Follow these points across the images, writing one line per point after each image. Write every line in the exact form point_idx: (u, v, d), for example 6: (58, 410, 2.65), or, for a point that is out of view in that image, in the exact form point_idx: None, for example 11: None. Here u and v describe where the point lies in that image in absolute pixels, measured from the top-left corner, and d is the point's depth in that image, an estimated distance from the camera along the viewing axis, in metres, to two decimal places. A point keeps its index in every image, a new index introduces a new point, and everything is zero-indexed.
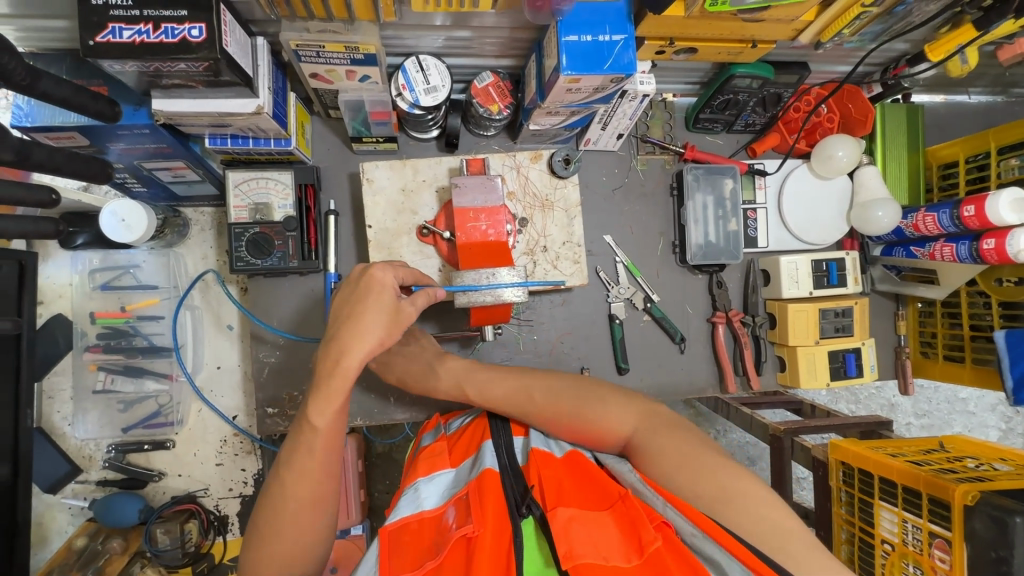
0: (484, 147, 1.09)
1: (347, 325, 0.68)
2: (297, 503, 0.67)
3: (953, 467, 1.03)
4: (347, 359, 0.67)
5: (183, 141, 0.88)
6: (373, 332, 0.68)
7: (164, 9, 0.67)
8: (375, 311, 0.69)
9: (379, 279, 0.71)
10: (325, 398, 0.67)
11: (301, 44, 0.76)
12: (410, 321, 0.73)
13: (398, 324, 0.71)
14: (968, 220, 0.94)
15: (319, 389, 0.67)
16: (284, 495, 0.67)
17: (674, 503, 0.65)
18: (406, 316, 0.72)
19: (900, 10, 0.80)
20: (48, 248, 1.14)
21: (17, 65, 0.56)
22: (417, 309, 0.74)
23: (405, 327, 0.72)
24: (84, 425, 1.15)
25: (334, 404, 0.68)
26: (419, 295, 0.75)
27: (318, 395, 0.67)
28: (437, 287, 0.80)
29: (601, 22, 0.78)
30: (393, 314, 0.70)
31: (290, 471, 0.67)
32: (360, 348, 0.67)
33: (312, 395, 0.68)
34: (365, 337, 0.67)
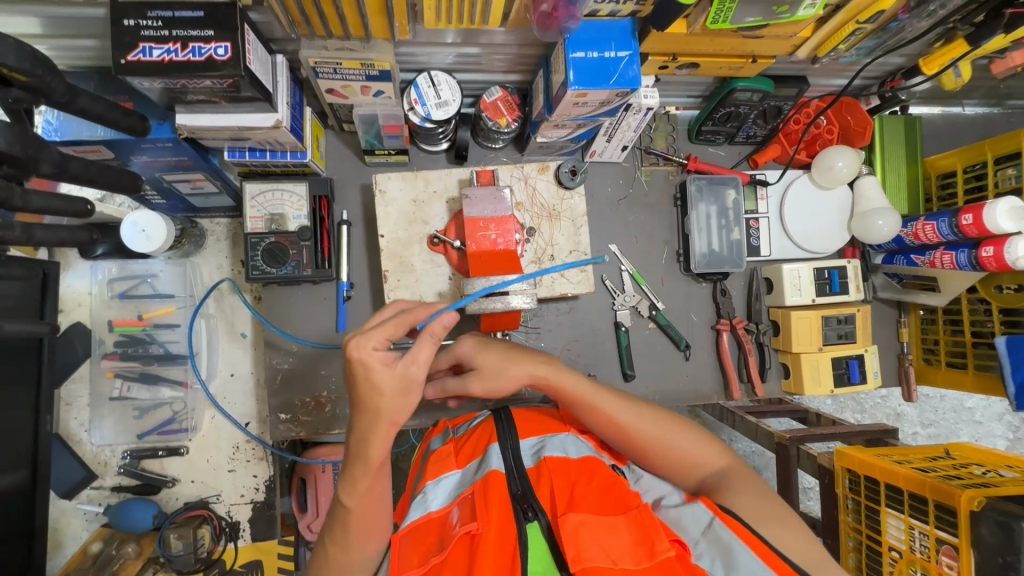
0: (493, 159, 1.12)
1: (360, 411, 0.67)
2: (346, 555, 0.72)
3: (959, 473, 1.04)
4: (369, 447, 0.68)
5: (204, 155, 0.92)
6: (387, 413, 0.66)
7: (192, 30, 0.70)
8: (376, 392, 0.65)
9: (360, 358, 0.64)
10: (354, 479, 0.70)
11: (320, 61, 0.80)
12: (422, 379, 0.67)
13: (406, 391, 0.66)
14: (967, 228, 0.96)
15: (347, 474, 0.70)
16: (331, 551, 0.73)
17: (721, 517, 0.67)
18: (414, 379, 0.66)
19: (894, 26, 0.83)
20: (68, 257, 1.17)
21: (58, 83, 0.59)
22: (424, 363, 0.67)
23: (416, 390, 0.67)
24: (101, 431, 1.17)
25: (362, 486, 0.70)
26: (422, 344, 0.67)
27: (345, 476, 0.71)
28: (443, 317, 0.68)
29: (606, 39, 0.81)
30: (402, 389, 0.66)
31: (334, 538, 0.73)
32: (379, 431, 0.67)
33: (343, 476, 0.71)
34: (380, 421, 0.66)
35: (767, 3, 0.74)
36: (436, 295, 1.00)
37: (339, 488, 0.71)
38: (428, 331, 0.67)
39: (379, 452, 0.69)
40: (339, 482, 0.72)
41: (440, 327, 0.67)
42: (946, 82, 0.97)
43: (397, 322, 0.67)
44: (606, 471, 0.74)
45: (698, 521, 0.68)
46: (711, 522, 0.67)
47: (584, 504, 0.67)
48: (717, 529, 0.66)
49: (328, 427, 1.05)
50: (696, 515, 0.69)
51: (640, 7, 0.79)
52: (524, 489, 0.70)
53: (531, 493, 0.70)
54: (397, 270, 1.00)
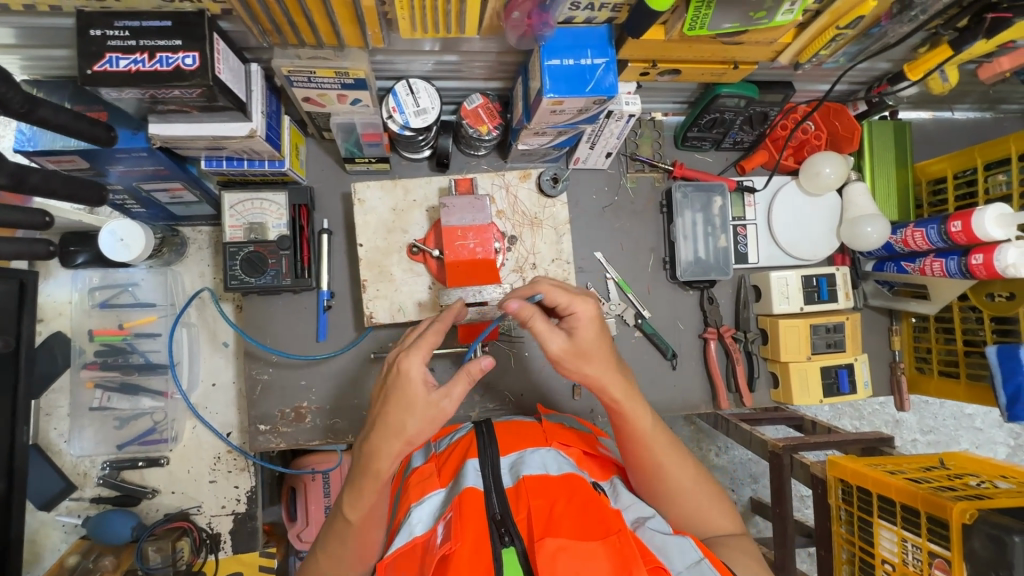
0: (475, 167, 1.11)
1: (382, 418, 0.68)
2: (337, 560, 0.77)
3: (952, 485, 1.02)
4: (382, 457, 0.68)
5: (180, 164, 0.91)
6: (407, 431, 0.67)
7: (159, 40, 0.69)
8: (402, 406, 0.67)
9: (403, 369, 0.67)
10: (358, 493, 0.72)
11: (293, 70, 0.79)
12: (450, 411, 0.69)
13: (430, 416, 0.68)
14: (956, 235, 0.95)
15: (355, 484, 0.72)
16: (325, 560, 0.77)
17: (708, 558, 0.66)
18: (441, 408, 0.68)
19: (876, 31, 0.82)
20: (49, 267, 1.16)
21: (15, 94, 0.58)
22: (455, 399, 0.69)
23: (442, 421, 0.69)
24: (81, 442, 1.16)
25: (365, 500, 0.72)
26: (459, 381, 0.69)
27: (352, 489, 0.72)
28: (480, 363, 0.69)
29: (583, 46, 0.80)
30: (425, 409, 0.67)
31: (329, 547, 0.76)
32: (392, 443, 0.68)
33: (349, 488, 0.73)
34: (398, 436, 0.68)
35: (744, 8, 0.73)
36: (416, 304, 0.99)
37: (344, 501, 0.74)
38: (467, 371, 0.69)
39: (392, 468, 0.70)
40: (346, 492, 0.74)
41: (476, 367, 0.69)
42: (933, 86, 0.96)
43: (443, 339, 0.70)
44: (588, 491, 0.71)
45: (684, 555, 0.66)
46: (698, 558, 0.66)
47: (563, 527, 0.64)
48: (705, 569, 0.64)
49: (308, 438, 1.04)
50: (682, 548, 0.67)
51: (615, 14, 0.78)
52: (503, 511, 0.69)
53: (509, 517, 0.69)
54: (377, 279, 0.98)
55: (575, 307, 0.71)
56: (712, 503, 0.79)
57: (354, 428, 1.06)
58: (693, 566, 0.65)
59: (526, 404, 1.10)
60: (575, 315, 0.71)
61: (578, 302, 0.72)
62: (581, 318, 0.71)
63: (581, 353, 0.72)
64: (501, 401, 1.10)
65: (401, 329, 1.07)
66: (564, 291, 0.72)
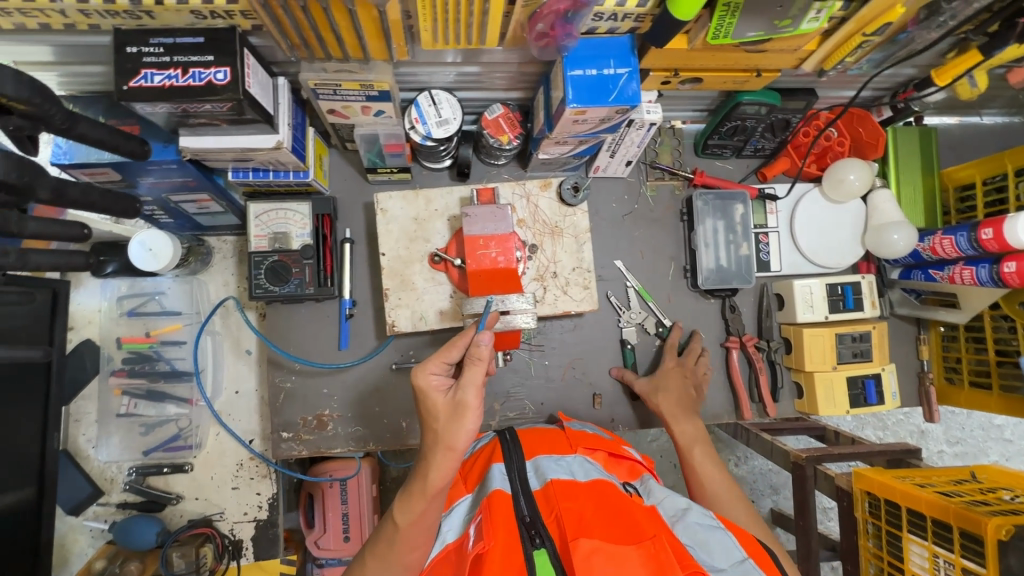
0: (495, 176, 1.12)
1: (426, 435, 0.73)
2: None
3: (986, 499, 0.99)
4: (429, 470, 0.71)
5: (208, 175, 0.92)
6: (444, 438, 0.70)
7: (192, 55, 0.71)
8: (431, 416, 0.72)
9: (420, 383, 0.73)
10: (409, 501, 0.72)
11: (320, 83, 0.80)
12: (473, 402, 0.70)
13: (458, 415, 0.70)
14: (987, 243, 0.93)
15: (406, 492, 0.73)
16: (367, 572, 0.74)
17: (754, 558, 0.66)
18: (462, 402, 0.70)
19: (902, 38, 0.81)
20: (79, 276, 1.19)
21: (57, 110, 0.60)
22: (471, 387, 0.71)
23: (469, 414, 0.70)
24: (108, 448, 1.18)
25: (415, 509, 0.71)
26: (469, 369, 0.71)
27: (405, 495, 0.73)
28: (481, 338, 0.72)
29: (605, 56, 0.80)
30: (451, 408, 0.71)
31: (375, 551, 0.75)
32: (439, 457, 0.70)
33: (401, 494, 0.74)
34: (438, 446, 0.70)
35: (769, 17, 0.72)
36: (437, 313, 0.99)
37: (394, 509, 0.74)
38: (471, 354, 0.71)
39: (440, 479, 0.71)
40: (397, 499, 0.74)
41: (479, 348, 0.71)
42: (961, 91, 0.95)
43: (453, 347, 0.74)
44: (617, 497, 0.72)
45: (728, 554, 0.66)
46: (742, 558, 0.65)
47: (596, 530, 0.65)
48: (749, 569, 0.64)
49: (330, 446, 1.05)
50: (726, 547, 0.67)
51: (638, 24, 0.78)
52: (532, 514, 0.69)
53: (539, 519, 0.68)
54: (398, 288, 0.99)
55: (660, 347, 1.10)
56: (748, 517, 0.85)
57: (375, 436, 1.06)
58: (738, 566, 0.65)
59: (546, 412, 1.09)
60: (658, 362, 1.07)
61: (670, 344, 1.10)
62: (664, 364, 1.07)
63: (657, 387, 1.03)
64: (522, 410, 1.09)
65: (422, 337, 1.08)
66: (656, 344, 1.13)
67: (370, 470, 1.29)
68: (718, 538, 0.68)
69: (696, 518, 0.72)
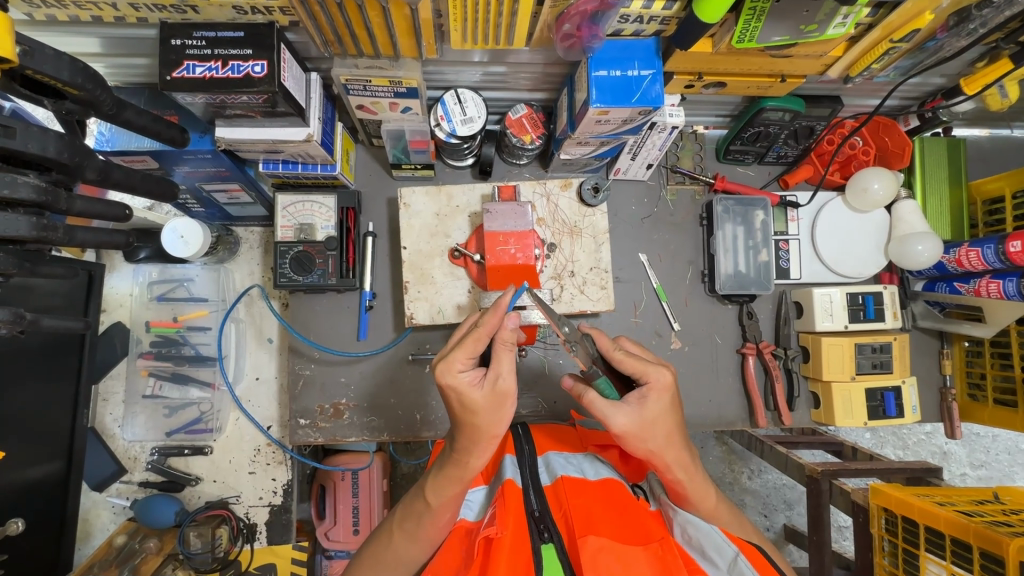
0: (516, 175, 1.14)
1: (462, 428, 0.71)
2: (401, 555, 0.77)
3: (1009, 520, 0.95)
4: (471, 457, 0.72)
5: (240, 166, 0.96)
6: (486, 428, 0.69)
7: (232, 49, 0.75)
8: (471, 412, 0.68)
9: (450, 383, 0.68)
10: (444, 484, 0.74)
11: (351, 79, 0.83)
12: (513, 387, 0.69)
13: (499, 404, 0.68)
14: (1015, 255, 0.91)
15: (441, 475, 0.74)
16: (390, 547, 0.78)
17: (747, 554, 0.65)
18: (504, 391, 0.68)
19: (931, 45, 0.81)
20: (114, 260, 1.24)
21: (107, 97, 0.63)
22: (510, 373, 0.69)
23: (509, 400, 0.69)
24: (133, 427, 1.23)
25: (450, 490, 0.74)
26: (501, 356, 0.69)
27: (438, 477, 0.75)
28: (504, 322, 0.69)
29: (630, 58, 0.82)
30: (496, 398, 0.68)
31: (401, 528, 0.78)
32: (481, 447, 0.71)
33: (434, 472, 0.76)
34: (481, 437, 0.70)
35: (795, 21, 0.73)
36: (455, 307, 1.01)
37: (426, 489, 0.76)
38: (500, 340, 0.69)
39: (480, 463, 0.72)
40: (430, 480, 0.76)
41: (508, 333, 0.69)
42: (991, 101, 0.95)
43: (478, 339, 0.69)
44: (625, 498, 0.73)
45: (722, 555, 0.66)
46: (733, 556, 0.66)
47: (604, 528, 0.65)
48: (741, 568, 0.64)
49: (345, 434, 1.07)
50: (717, 545, 0.67)
51: (663, 27, 0.80)
52: (541, 509, 0.70)
53: (548, 515, 0.69)
54: (417, 282, 1.01)
55: (647, 375, 0.71)
56: (735, 519, 0.80)
57: (390, 427, 1.08)
58: (731, 565, 0.65)
59: (559, 411, 1.10)
60: (645, 385, 0.71)
61: (650, 369, 0.71)
62: (653, 389, 0.71)
63: (646, 427, 0.70)
64: (535, 407, 1.10)
65: (438, 332, 1.10)
66: (637, 359, 0.72)
67: (382, 464, 1.30)
68: (709, 535, 0.68)
69: (687, 517, 0.72)
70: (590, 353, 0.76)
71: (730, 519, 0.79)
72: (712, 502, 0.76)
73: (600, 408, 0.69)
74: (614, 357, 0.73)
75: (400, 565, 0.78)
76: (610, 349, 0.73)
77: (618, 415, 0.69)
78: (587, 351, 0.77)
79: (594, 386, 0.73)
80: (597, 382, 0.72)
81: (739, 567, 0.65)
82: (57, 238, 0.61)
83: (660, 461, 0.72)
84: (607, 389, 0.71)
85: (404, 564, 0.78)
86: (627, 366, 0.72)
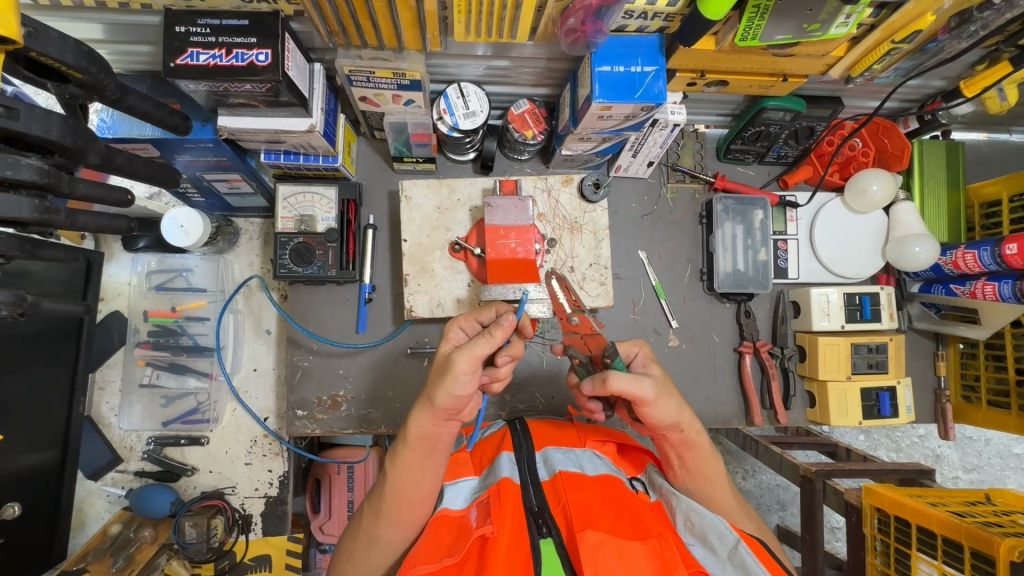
0: (518, 170, 1.14)
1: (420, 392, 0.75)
2: (375, 537, 0.77)
3: (1000, 521, 0.96)
4: (411, 422, 0.74)
5: (241, 156, 0.96)
6: (429, 395, 0.71)
7: (236, 37, 0.75)
8: (428, 369, 0.73)
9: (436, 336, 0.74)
10: (396, 454, 0.76)
11: (355, 70, 0.83)
12: (465, 367, 0.66)
13: (446, 377, 0.68)
14: (1011, 258, 0.92)
15: (393, 445, 0.77)
16: (364, 530, 0.78)
17: (748, 542, 0.66)
18: (455, 364, 0.67)
19: (932, 47, 0.82)
20: (112, 249, 1.24)
21: (111, 81, 0.63)
22: (471, 354, 0.67)
23: (456, 377, 0.67)
24: (129, 417, 1.22)
25: (404, 462, 0.75)
26: (476, 339, 0.68)
27: (392, 449, 0.77)
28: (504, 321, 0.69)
29: (633, 54, 0.82)
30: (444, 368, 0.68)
31: (371, 509, 0.78)
32: (419, 409, 0.73)
33: (390, 447, 0.78)
34: (421, 401, 0.72)
35: (798, 21, 0.73)
36: (454, 301, 1.01)
37: (386, 463, 0.78)
38: (489, 330, 0.69)
39: (419, 429, 0.73)
40: (388, 454, 0.78)
41: (501, 328, 0.69)
42: (990, 104, 0.95)
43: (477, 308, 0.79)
44: (624, 494, 0.73)
45: (724, 541, 0.67)
46: (735, 543, 0.66)
47: (603, 524, 0.66)
48: (743, 553, 0.65)
49: (342, 426, 1.07)
50: (719, 532, 0.68)
51: (667, 24, 0.80)
52: (540, 504, 0.71)
53: (546, 510, 0.70)
54: (418, 275, 1.01)
55: None
56: (738, 508, 0.81)
57: (387, 419, 1.08)
58: (733, 552, 0.66)
59: (556, 407, 1.10)
60: (648, 357, 0.75)
61: None
62: (655, 362, 0.73)
63: (664, 398, 0.71)
64: (532, 402, 1.10)
65: (438, 325, 1.10)
66: (636, 340, 0.74)
67: (378, 458, 1.30)
68: (711, 522, 0.69)
69: (690, 505, 0.72)
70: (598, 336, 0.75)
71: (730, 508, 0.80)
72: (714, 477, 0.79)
73: (627, 382, 0.68)
74: (612, 342, 0.75)
75: (377, 549, 0.78)
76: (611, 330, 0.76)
77: (643, 387, 0.69)
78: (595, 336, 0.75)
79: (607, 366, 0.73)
80: (613, 360, 0.73)
81: (741, 556, 0.65)
82: (59, 222, 0.61)
83: (681, 426, 0.74)
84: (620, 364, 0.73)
85: (379, 547, 0.78)
86: (632, 341, 0.75)
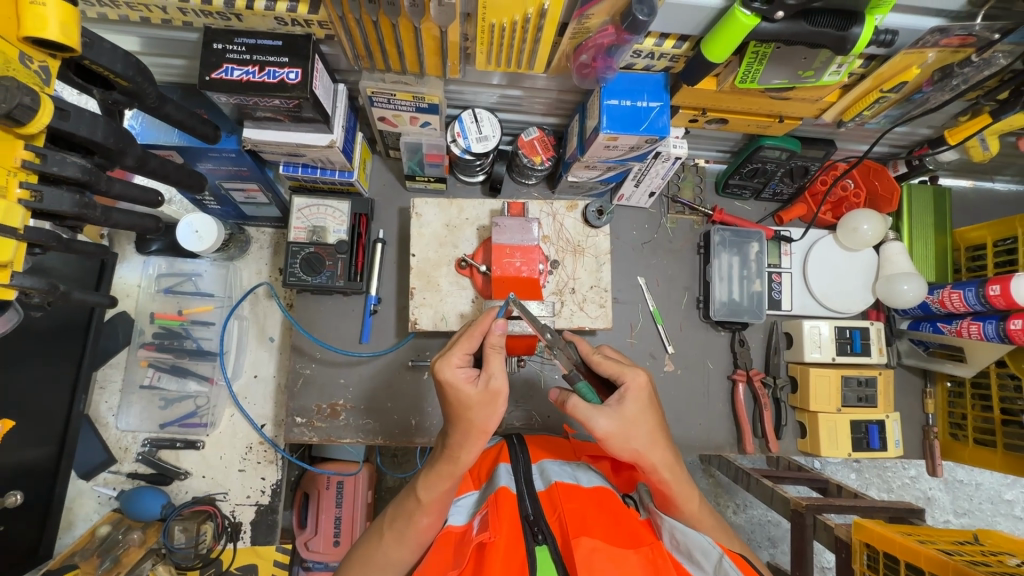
0: (525, 194, 1.19)
1: (454, 422, 0.74)
2: (389, 558, 0.78)
3: (987, 560, 0.97)
4: (460, 452, 0.75)
5: (260, 166, 0.99)
6: (478, 423, 0.73)
7: (270, 56, 0.80)
8: (463, 406, 0.72)
9: (447, 378, 0.73)
10: (435, 480, 0.77)
11: (377, 91, 0.88)
12: (505, 386, 0.73)
13: (491, 402, 0.72)
14: (994, 298, 0.96)
15: (433, 471, 0.77)
16: (375, 550, 0.79)
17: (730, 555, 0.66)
18: (496, 390, 0.72)
19: (919, 97, 0.87)
20: (125, 249, 1.27)
21: (152, 91, 0.67)
22: (501, 372, 0.74)
23: (501, 399, 0.73)
24: (127, 417, 1.23)
25: (441, 487, 0.76)
26: (490, 358, 0.75)
27: (428, 476, 0.77)
28: (494, 322, 0.76)
29: (640, 90, 0.88)
30: (487, 393, 0.72)
31: (392, 527, 0.79)
32: (472, 441, 0.74)
33: (425, 474, 0.79)
34: (472, 432, 0.73)
35: (793, 67, 0.79)
36: (458, 316, 1.04)
37: (418, 486, 0.78)
38: (488, 344, 0.75)
39: (470, 458, 0.75)
40: (421, 477, 0.79)
41: (496, 337, 0.75)
42: (973, 153, 1.01)
43: (471, 338, 0.76)
44: (616, 506, 0.74)
45: (707, 554, 0.68)
46: (719, 557, 0.67)
47: (596, 531, 0.67)
48: (726, 567, 0.65)
49: (340, 435, 1.08)
50: (703, 547, 0.68)
51: (672, 64, 0.86)
52: (536, 513, 0.72)
53: (542, 518, 0.71)
54: (423, 289, 1.04)
55: (624, 376, 0.77)
56: (721, 530, 0.82)
57: (384, 430, 1.09)
58: (717, 566, 0.66)
59: (552, 425, 1.12)
60: (624, 385, 0.76)
61: (627, 371, 0.77)
62: (630, 389, 0.75)
63: (627, 429, 0.73)
64: (528, 419, 1.12)
65: (440, 340, 1.13)
66: (615, 363, 0.79)
67: (369, 474, 1.30)
68: (696, 540, 0.69)
69: (674, 522, 0.72)
70: (572, 359, 0.82)
71: (718, 532, 0.81)
72: (696, 504, 0.78)
73: (584, 412, 0.72)
74: (594, 360, 0.81)
75: (388, 569, 0.79)
76: (590, 354, 0.81)
77: (600, 419, 0.72)
78: (570, 357, 0.82)
79: (575, 390, 0.77)
80: (580, 385, 0.77)
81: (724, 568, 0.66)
82: (94, 217, 0.64)
83: (645, 461, 0.75)
84: (589, 393, 0.76)
85: (394, 566, 0.79)
86: (606, 368, 0.79)
